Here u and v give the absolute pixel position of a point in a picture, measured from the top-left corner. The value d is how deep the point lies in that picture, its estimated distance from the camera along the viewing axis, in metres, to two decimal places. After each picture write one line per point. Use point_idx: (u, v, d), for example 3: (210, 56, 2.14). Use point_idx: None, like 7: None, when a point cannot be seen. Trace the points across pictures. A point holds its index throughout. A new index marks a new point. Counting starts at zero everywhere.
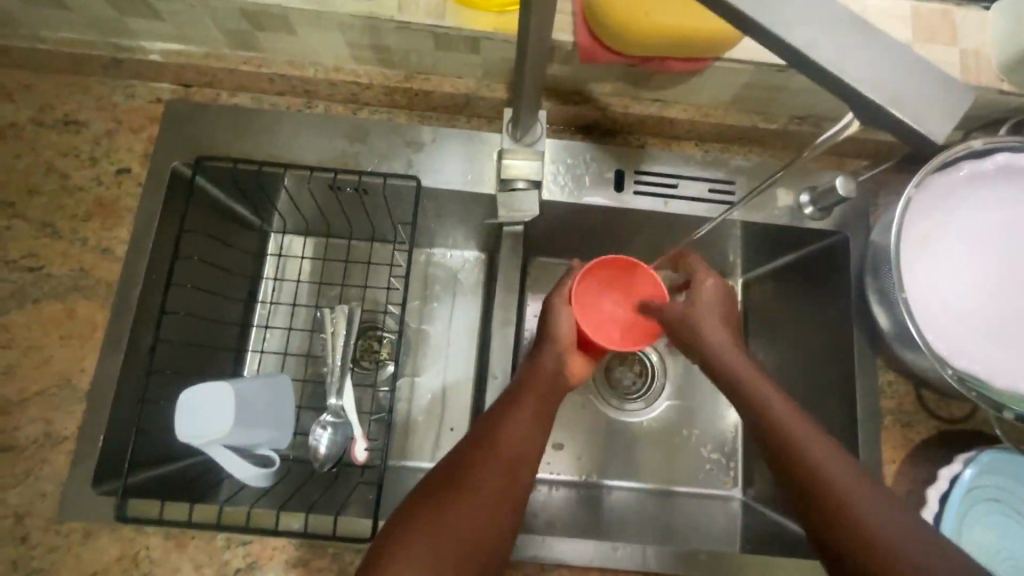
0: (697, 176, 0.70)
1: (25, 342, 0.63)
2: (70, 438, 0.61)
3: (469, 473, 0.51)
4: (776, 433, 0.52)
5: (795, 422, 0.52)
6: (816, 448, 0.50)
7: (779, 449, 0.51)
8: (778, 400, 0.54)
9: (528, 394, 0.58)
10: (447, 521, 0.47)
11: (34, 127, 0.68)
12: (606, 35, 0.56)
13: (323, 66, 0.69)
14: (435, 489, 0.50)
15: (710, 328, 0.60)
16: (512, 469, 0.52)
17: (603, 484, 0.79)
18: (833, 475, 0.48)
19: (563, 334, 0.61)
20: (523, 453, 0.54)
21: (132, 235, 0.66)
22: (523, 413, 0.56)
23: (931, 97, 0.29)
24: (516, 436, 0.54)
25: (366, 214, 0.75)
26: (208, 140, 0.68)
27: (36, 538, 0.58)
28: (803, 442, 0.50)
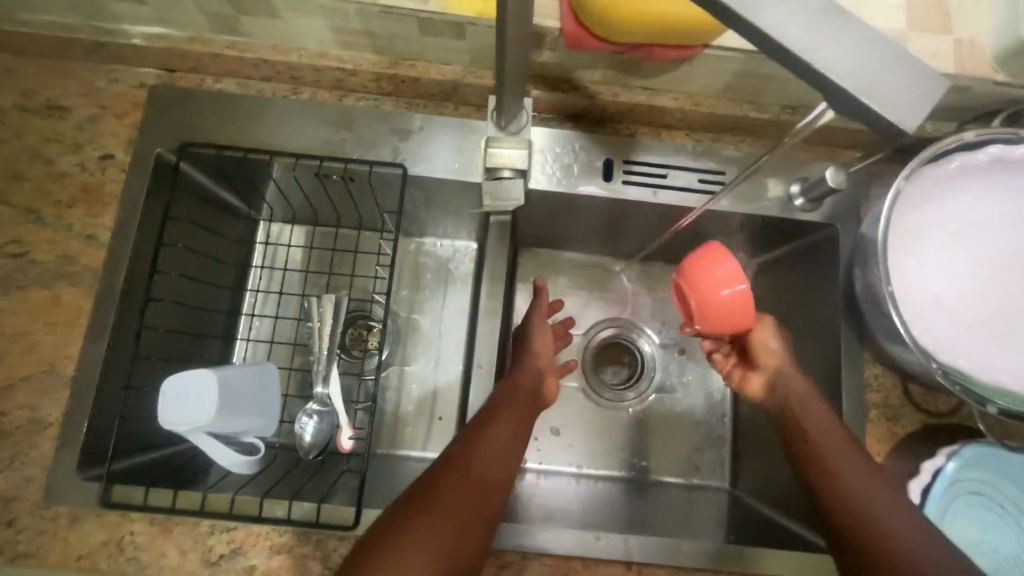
0: (687, 166, 0.69)
1: (10, 329, 0.62)
2: (55, 424, 0.61)
3: (441, 490, 0.51)
4: (821, 459, 0.56)
5: (838, 447, 0.56)
6: (853, 473, 0.54)
7: (822, 475, 0.55)
8: (825, 424, 0.58)
9: (501, 413, 0.59)
10: (419, 540, 0.47)
11: (18, 112, 0.68)
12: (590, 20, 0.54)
13: (308, 51, 0.68)
14: (413, 503, 0.49)
15: (783, 365, 0.64)
16: (485, 490, 0.52)
17: (586, 473, 0.80)
18: (868, 500, 0.52)
19: (540, 354, 0.69)
20: (496, 473, 0.54)
21: (116, 222, 0.65)
22: (496, 432, 0.57)
23: (906, 85, 0.29)
24: (487, 455, 0.55)
25: (354, 203, 0.75)
26: (193, 126, 0.68)
27: (22, 523, 0.58)
28: (847, 470, 0.54)
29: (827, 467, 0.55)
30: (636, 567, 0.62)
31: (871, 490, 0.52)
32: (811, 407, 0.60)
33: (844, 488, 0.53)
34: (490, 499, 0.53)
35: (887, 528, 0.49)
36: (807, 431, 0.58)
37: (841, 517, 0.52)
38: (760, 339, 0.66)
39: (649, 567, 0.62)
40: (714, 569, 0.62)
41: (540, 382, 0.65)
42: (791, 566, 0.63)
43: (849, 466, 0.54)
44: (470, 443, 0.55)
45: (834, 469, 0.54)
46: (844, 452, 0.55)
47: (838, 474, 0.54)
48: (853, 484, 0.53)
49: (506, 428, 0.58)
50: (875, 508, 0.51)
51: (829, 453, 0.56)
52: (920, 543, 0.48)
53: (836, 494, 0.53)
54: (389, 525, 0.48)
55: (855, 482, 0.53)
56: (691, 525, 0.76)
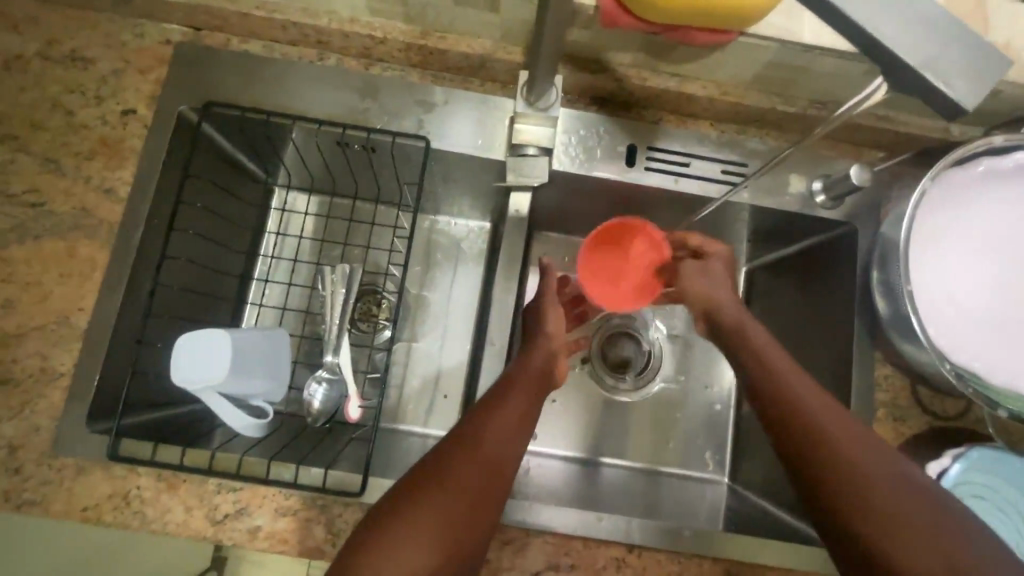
0: (711, 157, 0.69)
1: (24, 277, 0.62)
2: (66, 375, 0.61)
3: (448, 466, 0.51)
4: (778, 387, 0.55)
5: (799, 383, 0.54)
6: (805, 397, 0.53)
7: (787, 409, 0.53)
8: (782, 358, 0.57)
9: (512, 393, 0.58)
10: (424, 516, 0.48)
11: (40, 60, 0.67)
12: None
13: (338, 16, 0.66)
14: (423, 478, 0.50)
15: (714, 286, 0.66)
16: (492, 469, 0.52)
17: (573, 457, 0.80)
18: (819, 416, 0.51)
19: (552, 332, 0.67)
20: (503, 452, 0.54)
21: (136, 177, 0.65)
22: (508, 411, 0.57)
23: (968, 62, 0.29)
24: (496, 434, 0.54)
25: (373, 173, 0.74)
26: (218, 86, 0.67)
27: (28, 471, 0.59)
28: (811, 403, 0.52)
29: (788, 400, 0.53)
30: (636, 550, 0.62)
31: (836, 426, 0.50)
32: (753, 331, 0.61)
33: (778, 390, 0.54)
34: (497, 477, 0.52)
35: (847, 461, 0.48)
36: (761, 367, 0.57)
37: (807, 455, 0.50)
38: (707, 263, 0.68)
39: (650, 551, 0.62)
40: (713, 557, 0.62)
41: (551, 363, 0.65)
42: (791, 558, 0.63)
43: (819, 406, 0.52)
44: (480, 420, 0.55)
45: (768, 369, 0.56)
46: (807, 390, 0.54)
47: (788, 394, 0.54)
48: (784, 385, 0.54)
49: (517, 406, 0.57)
50: (799, 406, 0.53)
51: (791, 385, 0.54)
52: (867, 459, 0.48)
53: (801, 427, 0.51)
54: (399, 500, 0.49)
55: (817, 415, 0.52)
56: (651, 505, 0.77)
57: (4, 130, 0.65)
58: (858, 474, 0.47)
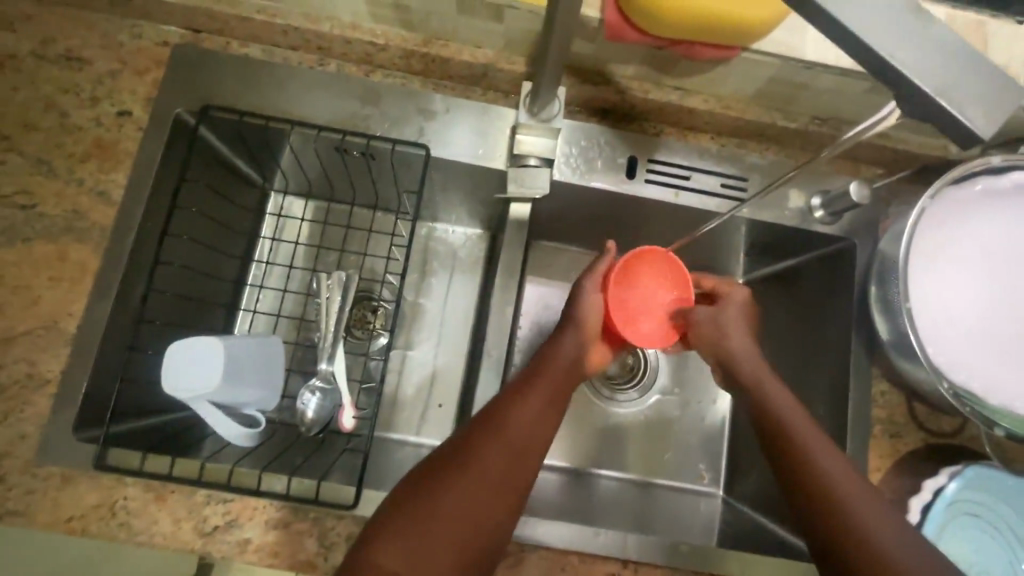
0: (711, 170, 0.69)
1: (12, 281, 0.61)
2: (54, 380, 0.59)
3: (471, 457, 0.51)
4: (786, 439, 0.54)
5: (797, 414, 0.56)
6: (811, 450, 0.53)
7: (800, 469, 0.52)
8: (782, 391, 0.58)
9: (539, 383, 0.58)
10: (443, 509, 0.48)
11: (34, 60, 0.66)
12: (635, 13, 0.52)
13: (340, 22, 0.65)
14: (436, 474, 0.50)
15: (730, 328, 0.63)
16: (515, 462, 0.52)
17: (558, 465, 0.79)
18: (824, 469, 0.52)
19: (586, 320, 0.63)
20: (527, 444, 0.54)
21: (131, 179, 0.64)
22: (533, 402, 0.56)
23: (984, 89, 0.29)
24: (522, 424, 0.54)
25: (372, 180, 0.73)
26: (216, 90, 0.66)
27: (13, 480, 0.57)
28: (804, 441, 0.54)
29: (800, 457, 0.53)
30: (632, 565, 0.61)
31: (845, 486, 0.51)
32: (765, 380, 0.59)
33: (786, 440, 0.54)
34: (521, 470, 0.52)
35: (834, 495, 0.50)
36: (773, 418, 0.56)
37: (817, 512, 0.50)
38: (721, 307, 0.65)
39: (645, 566, 0.62)
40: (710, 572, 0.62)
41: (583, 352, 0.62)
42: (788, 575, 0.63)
43: (816, 443, 0.53)
44: (504, 410, 0.55)
45: (775, 421, 0.56)
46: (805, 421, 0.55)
47: (796, 448, 0.54)
48: (794, 438, 0.54)
49: (542, 398, 0.57)
50: (806, 458, 0.53)
51: (785, 421, 0.56)
52: (868, 512, 0.49)
53: (810, 487, 0.51)
54: (416, 495, 0.49)
55: (808, 451, 0.53)
56: (646, 519, 0.76)
57: None
58: (866, 535, 0.48)
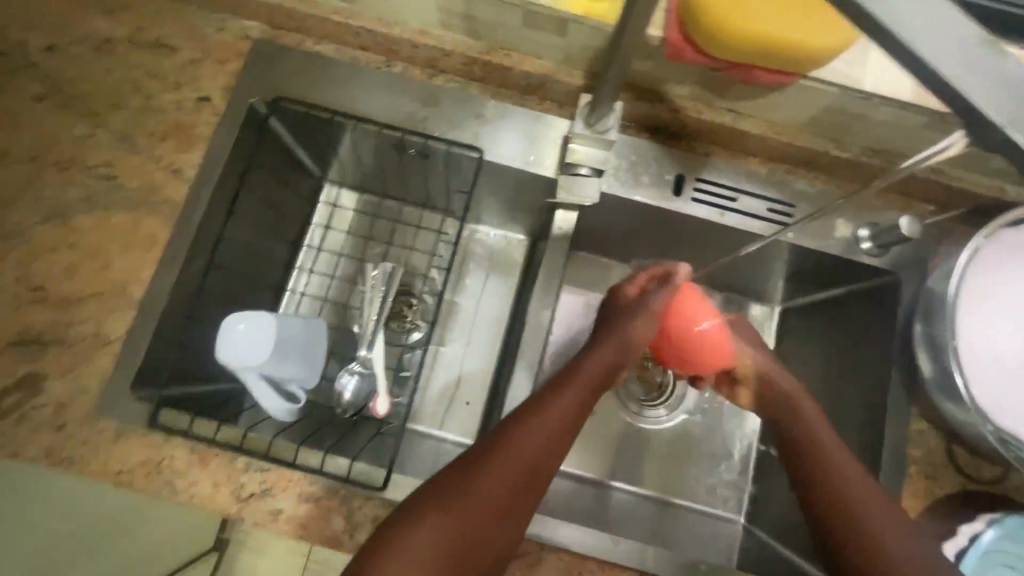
0: (758, 194, 0.70)
1: (89, 245, 0.65)
2: (118, 341, 0.63)
3: (486, 464, 0.54)
4: (819, 461, 0.61)
5: (837, 450, 0.61)
6: (842, 471, 0.59)
7: (827, 489, 0.59)
8: (826, 429, 0.64)
9: (560, 397, 0.60)
10: (453, 513, 0.51)
11: (127, 45, 0.71)
12: (700, 34, 0.54)
13: (410, 27, 0.69)
14: (453, 477, 0.53)
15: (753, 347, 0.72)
16: (526, 475, 0.55)
17: (574, 473, 0.79)
18: (853, 488, 0.58)
19: (637, 335, 0.67)
20: (541, 458, 0.56)
21: (204, 161, 0.68)
22: (552, 416, 0.58)
23: None
24: (539, 437, 0.57)
25: (424, 179, 0.77)
26: (289, 83, 0.71)
27: (72, 429, 0.61)
28: (836, 461, 0.60)
29: (828, 476, 0.59)
30: None
31: (870, 504, 0.56)
32: (803, 405, 0.66)
33: (820, 458, 0.61)
34: (524, 491, 0.55)
35: (860, 516, 0.56)
36: (810, 439, 0.63)
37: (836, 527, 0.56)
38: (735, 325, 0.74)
39: None
40: None
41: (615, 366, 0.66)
42: None
43: (849, 469, 0.59)
44: (518, 426, 0.57)
45: (815, 442, 0.63)
46: (846, 459, 0.60)
47: (828, 466, 0.60)
48: (828, 458, 0.61)
49: (552, 423, 0.58)
50: (834, 483, 0.58)
51: (819, 442, 0.62)
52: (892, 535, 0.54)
53: (833, 503, 0.58)
54: (432, 495, 0.52)
55: (839, 469, 0.59)
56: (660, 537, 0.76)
57: (87, 106, 0.69)
58: (884, 545, 0.54)
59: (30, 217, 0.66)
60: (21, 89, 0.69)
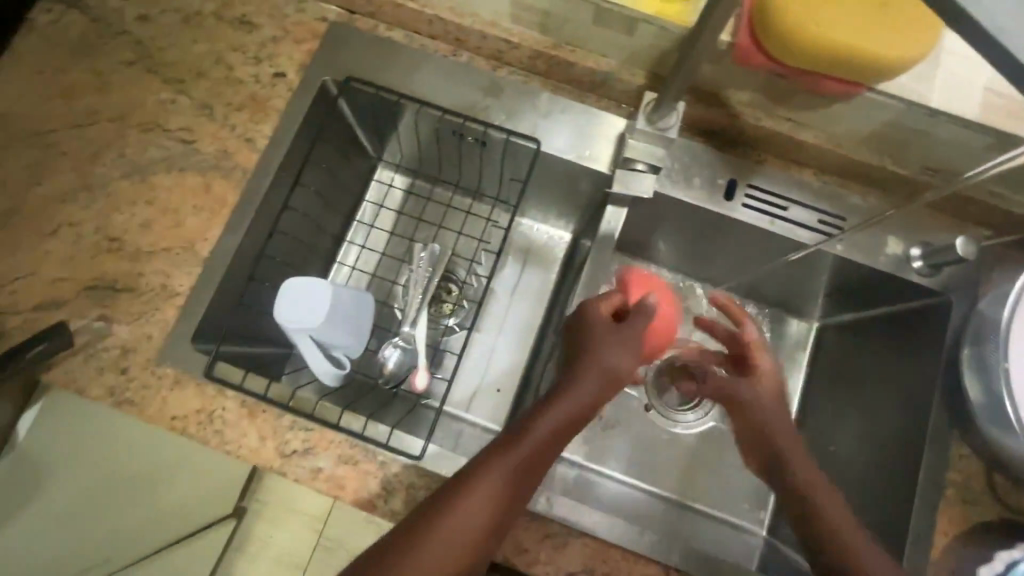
0: (809, 205, 0.70)
1: (164, 203, 0.69)
2: (183, 294, 0.67)
3: (482, 476, 0.54)
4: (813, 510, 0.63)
5: (830, 500, 0.64)
6: (839, 523, 0.61)
7: (830, 544, 0.60)
8: (808, 469, 0.67)
9: (557, 412, 0.59)
10: (451, 525, 0.52)
11: (214, 19, 0.75)
12: (772, 42, 0.55)
13: (481, 19, 0.71)
14: (451, 489, 0.54)
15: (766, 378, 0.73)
16: (521, 485, 0.56)
17: (594, 469, 0.80)
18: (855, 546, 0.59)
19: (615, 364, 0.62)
20: (536, 470, 0.57)
21: (276, 132, 0.71)
22: (549, 431, 0.58)
23: None
24: (535, 448, 0.57)
25: (479, 167, 0.79)
26: (361, 65, 0.74)
27: (134, 373, 0.65)
28: (833, 514, 0.62)
29: (831, 532, 0.61)
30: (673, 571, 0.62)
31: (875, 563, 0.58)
32: (801, 451, 0.68)
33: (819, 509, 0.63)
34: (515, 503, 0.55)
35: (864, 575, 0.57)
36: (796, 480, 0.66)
37: None
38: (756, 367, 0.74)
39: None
40: None
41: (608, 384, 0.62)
42: None
43: (842, 519, 0.62)
44: (515, 439, 0.57)
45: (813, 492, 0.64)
46: (838, 510, 0.62)
47: (823, 516, 0.62)
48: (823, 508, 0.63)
49: (545, 432, 0.58)
50: (837, 537, 0.60)
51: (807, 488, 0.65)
52: None
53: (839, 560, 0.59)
54: (433, 504, 0.54)
55: (835, 523, 0.61)
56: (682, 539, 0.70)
57: (172, 74, 0.73)
58: None
59: (113, 173, 0.70)
60: (112, 54, 0.74)
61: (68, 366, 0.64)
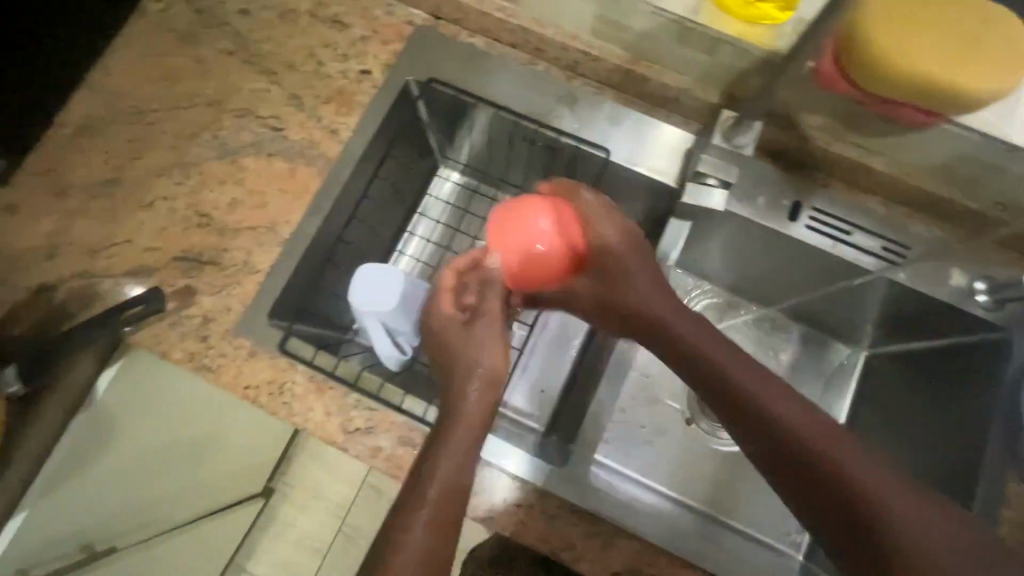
0: (873, 231, 0.71)
1: (251, 184, 0.74)
2: (263, 271, 0.71)
3: (432, 461, 0.56)
4: (796, 447, 0.50)
5: (805, 421, 0.51)
6: (812, 441, 0.50)
7: (793, 459, 0.50)
8: (772, 390, 0.53)
9: (448, 380, 0.62)
10: (416, 522, 0.52)
11: (309, 17, 0.80)
12: (862, 72, 0.58)
13: (563, 31, 0.74)
14: (407, 491, 0.55)
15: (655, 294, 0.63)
16: (471, 452, 0.57)
17: (636, 478, 0.81)
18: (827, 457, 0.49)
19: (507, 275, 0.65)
20: (477, 431, 0.58)
21: (359, 125, 0.75)
22: (462, 398, 0.60)
23: None
24: (471, 416, 0.59)
25: (545, 173, 0.82)
26: (443, 67, 0.77)
27: (213, 341, 0.69)
28: (812, 438, 0.50)
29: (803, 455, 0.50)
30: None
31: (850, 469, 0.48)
32: (722, 362, 0.56)
33: (800, 442, 0.50)
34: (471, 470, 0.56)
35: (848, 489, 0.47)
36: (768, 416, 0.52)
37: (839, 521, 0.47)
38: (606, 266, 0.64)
39: None
40: None
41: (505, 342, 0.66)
42: None
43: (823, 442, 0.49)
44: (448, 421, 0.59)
45: (782, 422, 0.51)
46: (789, 410, 0.52)
47: (800, 446, 0.50)
48: (799, 435, 0.50)
49: (461, 428, 0.58)
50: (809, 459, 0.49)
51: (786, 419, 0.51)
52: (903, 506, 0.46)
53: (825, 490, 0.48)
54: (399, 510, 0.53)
55: (810, 444, 0.50)
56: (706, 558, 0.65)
57: (267, 65, 0.78)
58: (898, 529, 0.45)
59: (207, 154, 0.75)
60: (213, 44, 0.79)
61: (154, 329, 0.68)
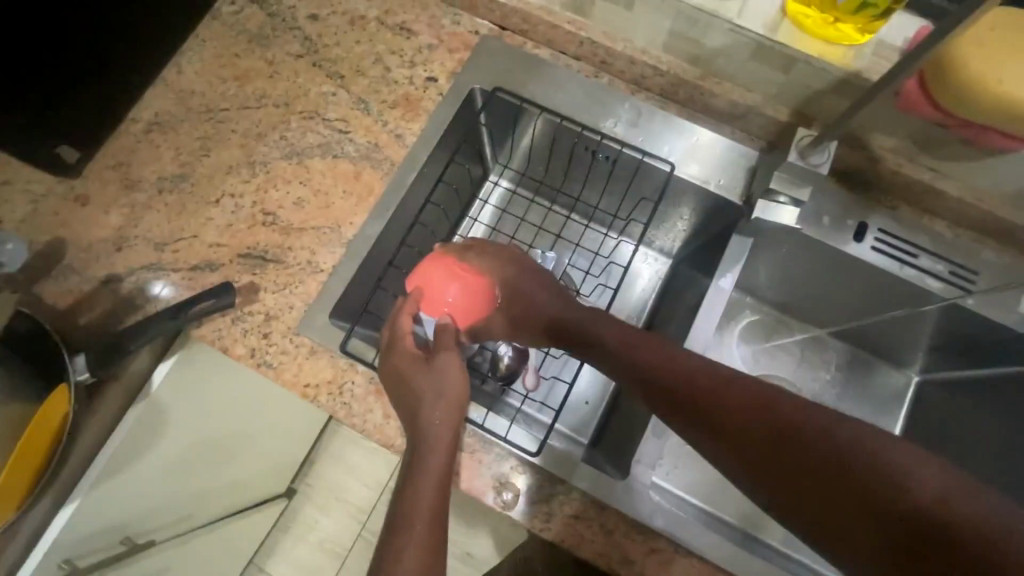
0: (940, 256, 0.70)
1: (317, 185, 0.75)
2: (326, 271, 0.71)
3: (406, 488, 0.54)
4: (764, 421, 0.48)
5: (757, 386, 0.50)
6: (772, 404, 0.48)
7: (762, 428, 0.48)
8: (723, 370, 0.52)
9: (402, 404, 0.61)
10: (402, 550, 0.49)
11: (377, 23, 0.81)
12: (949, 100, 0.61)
13: (632, 45, 0.75)
14: (387, 527, 0.52)
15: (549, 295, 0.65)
16: (443, 467, 0.56)
17: (681, 496, 0.79)
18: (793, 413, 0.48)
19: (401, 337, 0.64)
20: (440, 440, 0.57)
21: (425, 131, 0.76)
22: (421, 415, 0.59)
23: None
24: (435, 430, 0.58)
25: (603, 185, 0.82)
26: (509, 77, 0.78)
27: (275, 338, 0.69)
28: (772, 399, 0.49)
29: (767, 419, 0.48)
30: None
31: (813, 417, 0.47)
32: (667, 357, 0.55)
33: (767, 416, 0.48)
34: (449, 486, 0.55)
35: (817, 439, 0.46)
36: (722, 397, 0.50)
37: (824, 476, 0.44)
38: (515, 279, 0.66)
39: None
40: None
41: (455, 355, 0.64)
42: None
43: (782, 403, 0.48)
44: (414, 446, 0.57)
45: (736, 402, 0.50)
46: (739, 382, 0.51)
47: (765, 413, 0.48)
48: (758, 405, 0.49)
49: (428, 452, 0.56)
50: (782, 427, 0.47)
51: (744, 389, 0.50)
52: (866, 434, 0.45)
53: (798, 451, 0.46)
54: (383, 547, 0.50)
55: (773, 408, 0.48)
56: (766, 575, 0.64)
57: (335, 69, 0.79)
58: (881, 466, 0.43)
59: (274, 153, 0.76)
60: (283, 47, 0.80)
61: (217, 324, 0.69)
